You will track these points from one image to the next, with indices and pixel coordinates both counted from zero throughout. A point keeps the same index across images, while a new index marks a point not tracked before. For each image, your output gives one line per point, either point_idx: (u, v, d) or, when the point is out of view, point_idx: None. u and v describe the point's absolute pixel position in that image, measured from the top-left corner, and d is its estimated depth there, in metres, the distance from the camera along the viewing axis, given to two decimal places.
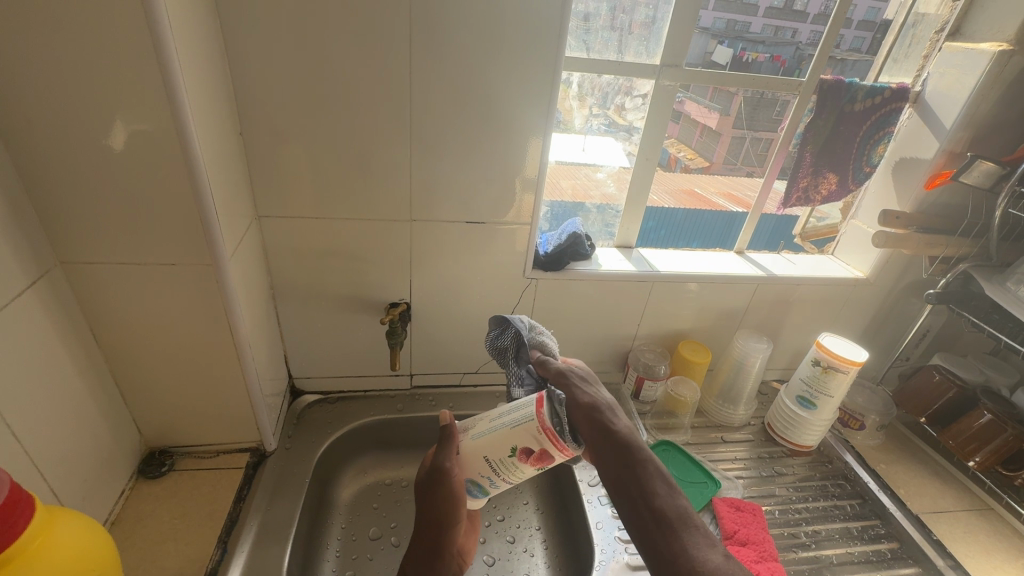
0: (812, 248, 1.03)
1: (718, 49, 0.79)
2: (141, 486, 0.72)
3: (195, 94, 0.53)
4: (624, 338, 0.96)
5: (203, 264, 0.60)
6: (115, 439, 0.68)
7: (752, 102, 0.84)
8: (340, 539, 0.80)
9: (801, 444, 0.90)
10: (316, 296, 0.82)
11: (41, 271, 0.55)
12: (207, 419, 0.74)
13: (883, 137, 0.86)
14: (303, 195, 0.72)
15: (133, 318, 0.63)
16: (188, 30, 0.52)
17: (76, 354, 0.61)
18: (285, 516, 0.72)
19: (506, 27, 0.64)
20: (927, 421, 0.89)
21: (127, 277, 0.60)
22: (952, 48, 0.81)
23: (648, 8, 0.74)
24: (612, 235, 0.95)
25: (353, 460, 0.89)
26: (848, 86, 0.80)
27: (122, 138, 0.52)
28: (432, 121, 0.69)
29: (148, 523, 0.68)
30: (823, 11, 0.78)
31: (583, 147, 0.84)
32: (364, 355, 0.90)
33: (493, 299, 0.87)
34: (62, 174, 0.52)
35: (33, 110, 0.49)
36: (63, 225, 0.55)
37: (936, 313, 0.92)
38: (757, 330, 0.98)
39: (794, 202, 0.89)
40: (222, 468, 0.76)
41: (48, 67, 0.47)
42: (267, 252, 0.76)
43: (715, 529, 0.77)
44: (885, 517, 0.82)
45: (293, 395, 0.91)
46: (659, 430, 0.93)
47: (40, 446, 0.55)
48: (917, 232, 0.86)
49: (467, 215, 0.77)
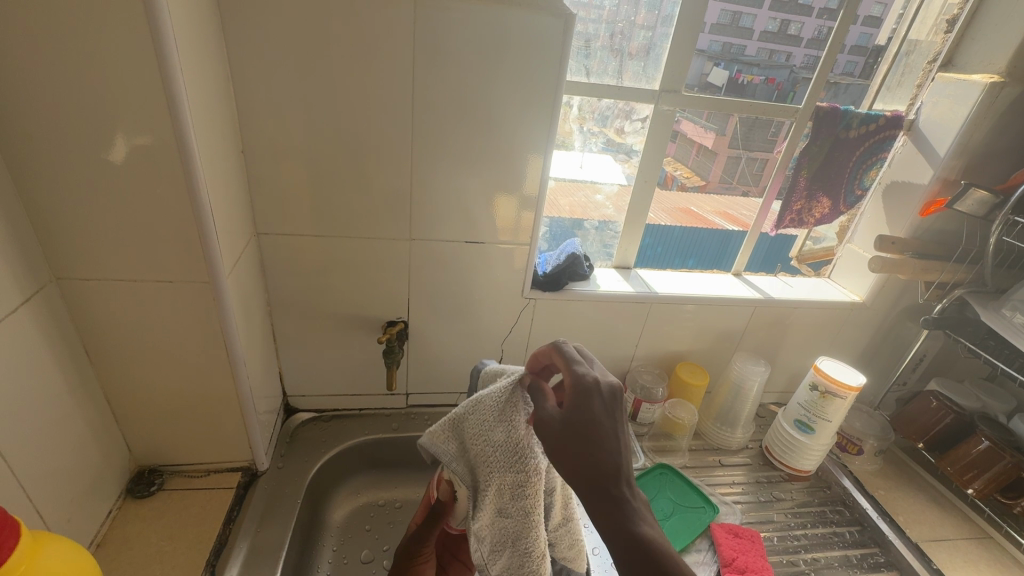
0: (809, 271, 1.04)
1: (714, 71, 0.80)
2: (128, 505, 0.70)
3: (198, 112, 0.54)
4: (622, 359, 0.95)
5: (201, 281, 0.60)
6: (103, 457, 0.67)
7: (748, 123, 0.84)
8: (331, 562, 0.78)
9: (799, 468, 0.89)
10: (313, 312, 0.81)
11: (35, 286, 0.55)
12: (197, 436, 0.73)
13: (875, 162, 0.88)
14: (302, 211, 0.72)
15: (126, 333, 0.62)
16: (193, 47, 0.52)
17: (68, 370, 0.60)
18: (275, 538, 0.70)
19: (508, 46, 0.65)
20: (925, 446, 0.89)
21: (122, 292, 0.60)
22: (945, 78, 0.82)
23: (647, 31, 0.75)
24: (611, 255, 0.95)
25: (347, 481, 0.88)
26: (844, 114, 0.82)
27: (124, 155, 0.52)
28: (432, 139, 0.69)
29: (134, 544, 0.66)
30: (817, 36, 0.80)
31: (580, 165, 0.85)
32: (360, 372, 0.89)
33: (492, 318, 0.86)
34: (60, 190, 0.52)
35: (35, 126, 0.49)
36: (59, 240, 0.55)
37: (933, 337, 0.92)
38: (755, 352, 0.98)
39: (788, 223, 0.91)
40: (212, 488, 0.75)
41: (53, 80, 0.47)
42: (265, 268, 0.75)
43: (713, 556, 0.76)
44: (884, 545, 0.81)
45: (287, 413, 0.90)
46: (657, 453, 0.92)
47: (27, 464, 0.54)
48: (913, 256, 0.87)
49: (466, 234, 0.77)
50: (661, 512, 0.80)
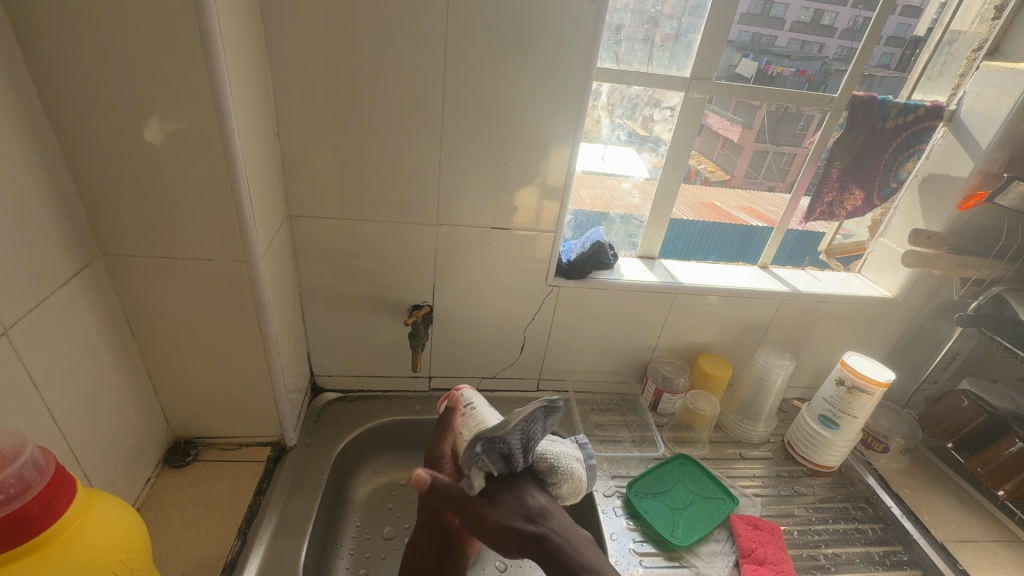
0: (838, 265, 1.02)
1: (742, 62, 0.78)
2: (165, 474, 0.74)
3: (238, 94, 0.55)
4: (644, 349, 0.95)
5: (237, 260, 0.62)
6: (143, 426, 0.70)
7: (776, 115, 0.83)
8: (354, 537, 0.80)
9: (822, 464, 0.88)
10: (340, 294, 0.83)
11: (84, 261, 0.57)
12: (230, 411, 0.76)
13: (912, 154, 0.86)
14: (333, 195, 0.73)
15: (165, 309, 0.65)
16: (234, 31, 0.54)
17: (112, 342, 0.62)
18: (303, 511, 0.73)
19: (538, 32, 0.65)
20: (954, 446, 0.88)
21: (163, 269, 0.62)
22: (990, 67, 0.79)
23: (676, 20, 0.75)
24: (635, 245, 0.95)
25: (370, 460, 0.90)
26: (881, 103, 0.80)
27: (167, 135, 0.53)
28: (462, 125, 0.70)
29: (171, 511, 0.69)
30: (851, 27, 0.78)
31: (604, 157, 0.85)
32: (385, 354, 0.91)
33: (514, 305, 0.87)
34: (107, 167, 0.54)
35: (86, 106, 0.51)
36: (105, 216, 0.57)
37: (967, 335, 0.90)
38: (780, 346, 0.97)
39: (818, 216, 0.89)
40: (243, 462, 0.78)
41: (102, 61, 0.49)
42: (297, 249, 0.77)
43: (731, 546, 0.76)
44: (908, 544, 0.80)
45: (313, 392, 0.92)
46: (677, 443, 0.92)
47: (75, 429, 0.57)
48: (948, 252, 0.85)
49: (492, 220, 0.78)
50: (680, 502, 0.81)
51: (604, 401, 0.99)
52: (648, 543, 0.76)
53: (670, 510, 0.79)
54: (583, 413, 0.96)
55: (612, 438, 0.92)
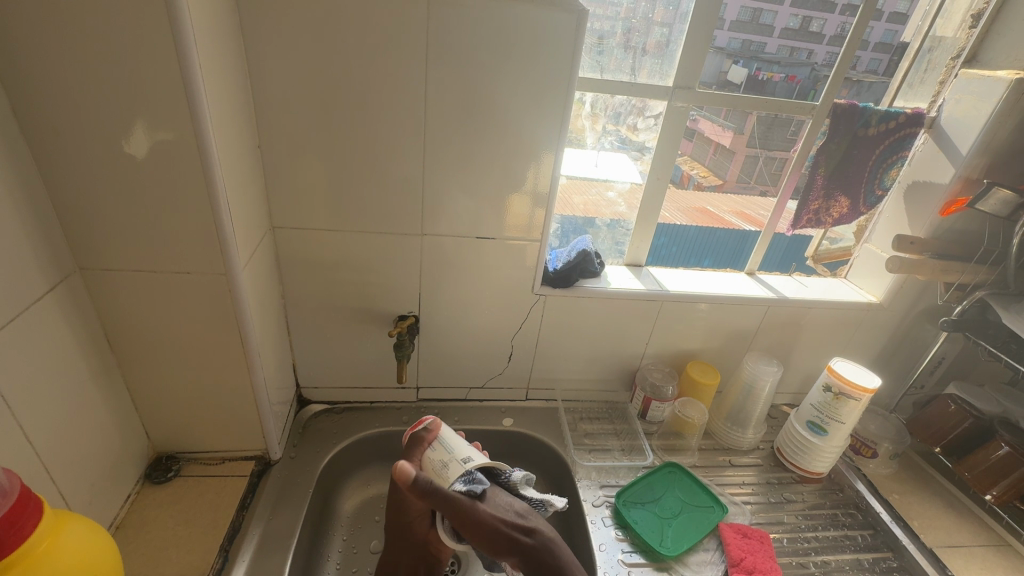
0: (825, 271, 1.02)
1: (733, 68, 0.79)
2: (146, 491, 0.72)
3: (216, 108, 0.55)
4: (632, 357, 0.95)
5: (217, 273, 0.61)
6: (123, 442, 0.69)
7: (767, 121, 0.83)
8: (340, 551, 0.79)
9: (812, 471, 0.88)
10: (325, 305, 0.82)
11: (60, 275, 0.57)
12: (212, 425, 0.75)
13: (895, 161, 0.86)
14: (316, 206, 0.73)
15: (144, 323, 0.64)
16: (212, 44, 0.54)
17: (90, 357, 0.62)
18: (287, 526, 0.72)
19: (520, 43, 0.65)
20: (942, 451, 0.88)
21: (142, 283, 0.61)
22: (968, 74, 0.80)
23: (664, 27, 0.75)
24: (622, 253, 0.95)
25: (356, 473, 0.89)
26: (862, 111, 0.80)
27: (143, 148, 0.53)
28: (445, 135, 0.70)
29: (152, 528, 0.68)
30: (839, 33, 0.79)
31: (595, 163, 0.84)
32: (371, 366, 0.90)
33: (503, 314, 0.87)
34: (82, 181, 0.54)
35: (61, 121, 0.51)
36: (82, 230, 0.57)
37: (952, 340, 0.90)
38: (767, 353, 0.97)
39: (806, 224, 0.89)
40: (226, 476, 0.77)
41: (76, 76, 0.49)
42: (280, 261, 0.77)
43: (721, 555, 0.76)
44: (897, 550, 0.80)
45: (300, 404, 0.92)
46: (666, 452, 0.92)
47: (50, 447, 0.56)
48: (932, 257, 0.85)
49: (477, 230, 0.78)
50: (669, 511, 0.80)
51: (594, 410, 0.98)
52: (637, 553, 0.75)
53: (659, 519, 0.79)
54: (573, 421, 0.96)
55: (601, 447, 0.91)
